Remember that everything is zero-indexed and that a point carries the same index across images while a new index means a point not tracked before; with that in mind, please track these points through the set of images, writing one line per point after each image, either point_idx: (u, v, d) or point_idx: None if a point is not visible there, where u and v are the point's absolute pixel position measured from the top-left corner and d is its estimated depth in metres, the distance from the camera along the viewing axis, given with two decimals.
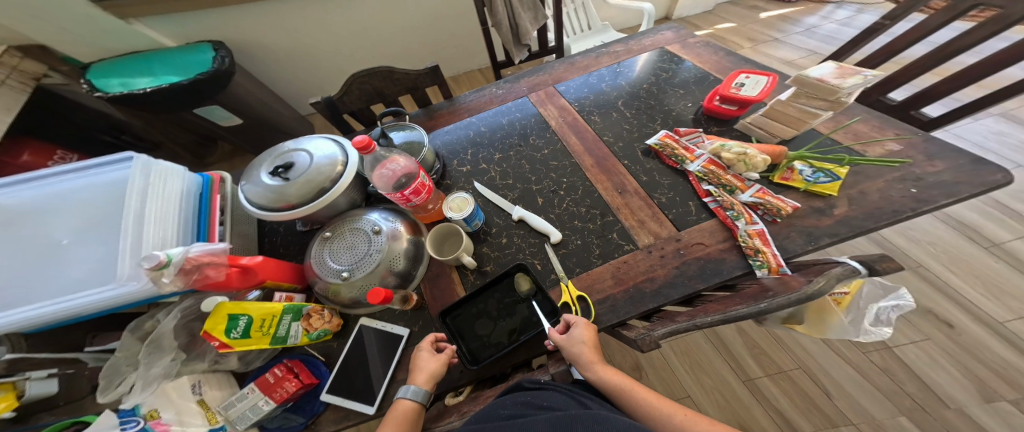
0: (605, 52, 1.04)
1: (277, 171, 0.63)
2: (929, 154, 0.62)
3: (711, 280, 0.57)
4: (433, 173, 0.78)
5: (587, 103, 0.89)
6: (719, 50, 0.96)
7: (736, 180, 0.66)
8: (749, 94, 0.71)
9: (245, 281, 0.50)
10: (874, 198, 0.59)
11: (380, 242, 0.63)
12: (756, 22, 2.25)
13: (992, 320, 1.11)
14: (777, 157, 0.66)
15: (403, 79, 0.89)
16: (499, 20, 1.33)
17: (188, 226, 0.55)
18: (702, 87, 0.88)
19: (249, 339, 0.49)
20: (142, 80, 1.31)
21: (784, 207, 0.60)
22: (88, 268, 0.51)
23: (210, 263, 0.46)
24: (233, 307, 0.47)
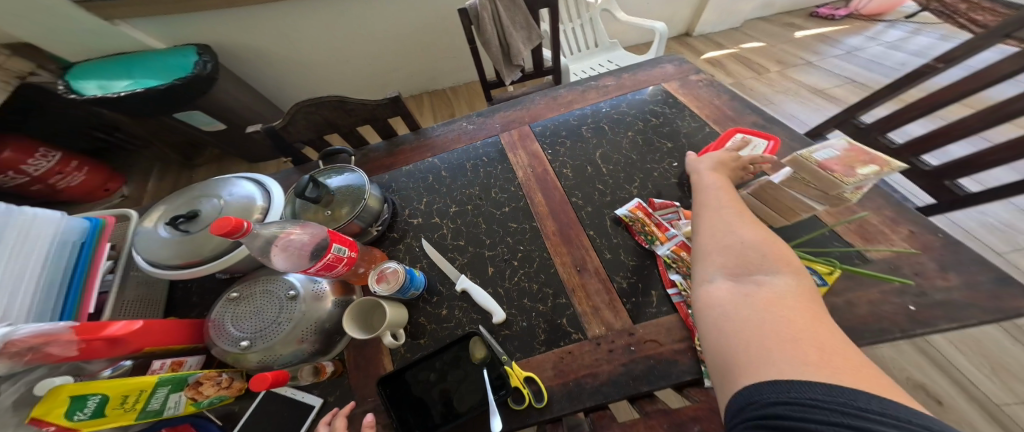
0: (593, 87, 0.90)
1: (177, 221, 0.54)
2: (943, 263, 0.50)
3: (657, 384, 0.48)
4: (379, 223, 0.70)
5: (562, 151, 0.78)
6: (724, 93, 0.82)
7: None
8: None
9: (111, 352, 0.43)
10: (861, 312, 0.48)
11: (293, 309, 0.54)
12: (789, 41, 2.08)
13: (991, 404, 0.96)
14: None
15: (359, 110, 0.80)
16: (487, 38, 1.20)
17: (56, 287, 0.48)
18: (694, 140, 0.75)
19: (106, 418, 0.42)
20: (121, 84, 1.29)
21: None
22: None
23: (50, 341, 0.38)
24: (78, 387, 0.39)
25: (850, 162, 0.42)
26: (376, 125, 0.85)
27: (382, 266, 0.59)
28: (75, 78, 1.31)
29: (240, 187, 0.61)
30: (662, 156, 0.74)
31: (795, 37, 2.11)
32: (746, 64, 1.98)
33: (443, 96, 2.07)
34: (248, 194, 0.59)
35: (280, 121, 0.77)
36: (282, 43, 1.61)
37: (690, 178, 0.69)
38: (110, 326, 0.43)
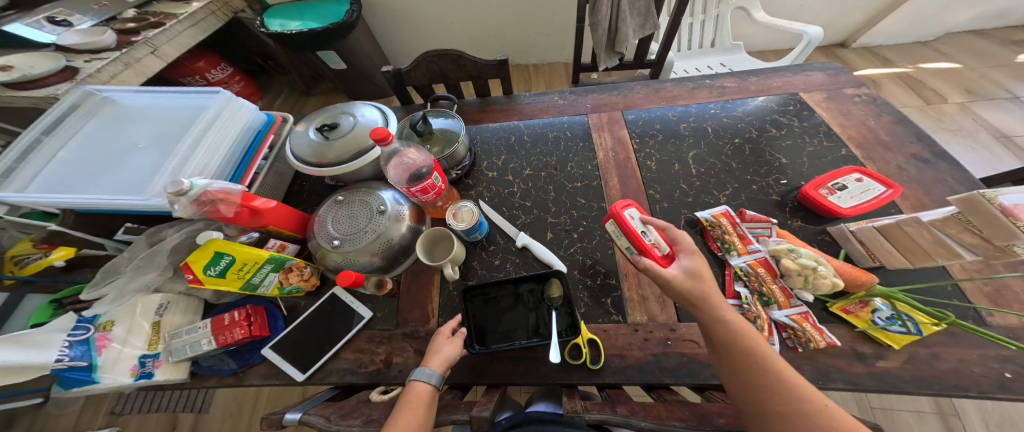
0: (707, 85, 0.84)
1: (322, 128, 0.66)
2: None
3: (681, 380, 0.49)
4: (458, 168, 0.76)
5: (650, 142, 0.76)
6: (878, 115, 0.70)
7: (781, 292, 0.52)
8: (841, 203, 0.57)
9: (251, 221, 0.56)
10: (944, 365, 0.44)
11: (380, 222, 0.63)
12: (998, 67, 1.62)
13: None
14: (855, 285, 0.49)
15: (470, 66, 0.86)
16: (598, 20, 1.21)
17: (235, 156, 0.63)
18: (814, 161, 0.67)
19: (224, 279, 0.56)
20: (294, 23, 1.53)
21: (817, 341, 0.46)
22: (138, 173, 0.63)
23: (223, 199, 0.51)
24: (220, 246, 0.54)
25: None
26: (478, 83, 0.91)
27: (459, 206, 0.65)
28: (268, 18, 1.56)
29: (368, 112, 0.71)
30: (765, 171, 0.67)
31: (990, 68, 1.63)
32: (903, 95, 1.61)
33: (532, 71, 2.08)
34: (374, 120, 0.69)
35: (406, 65, 0.87)
36: (410, 2, 1.73)
37: (796, 200, 0.62)
38: (255, 201, 0.56)
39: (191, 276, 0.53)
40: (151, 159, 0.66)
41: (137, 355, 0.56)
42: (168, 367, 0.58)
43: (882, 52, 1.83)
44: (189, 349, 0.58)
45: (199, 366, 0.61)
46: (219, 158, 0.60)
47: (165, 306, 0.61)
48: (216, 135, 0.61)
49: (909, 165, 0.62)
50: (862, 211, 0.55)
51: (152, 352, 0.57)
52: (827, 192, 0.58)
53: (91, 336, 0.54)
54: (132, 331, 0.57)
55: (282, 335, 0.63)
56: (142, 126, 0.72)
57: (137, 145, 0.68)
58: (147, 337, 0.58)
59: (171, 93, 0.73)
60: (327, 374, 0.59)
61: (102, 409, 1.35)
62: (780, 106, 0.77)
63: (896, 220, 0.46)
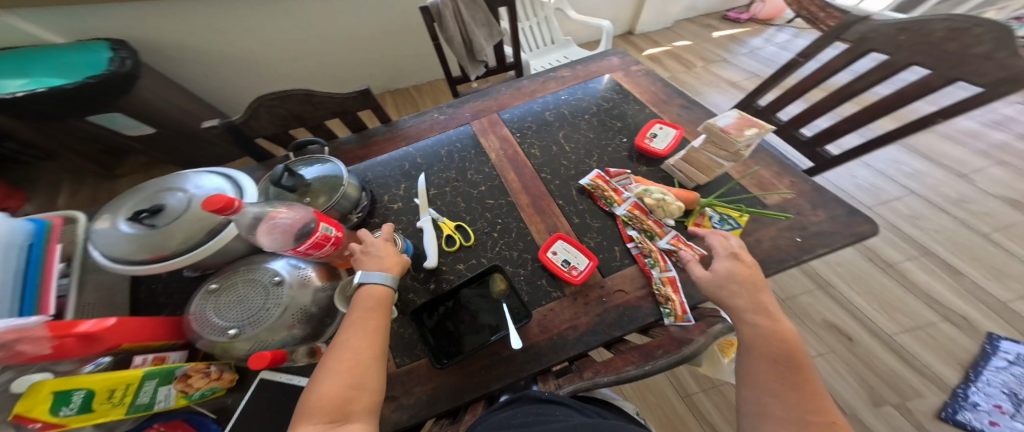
0: (552, 77, 0.99)
1: (141, 217, 0.52)
2: (815, 203, 0.65)
3: (627, 327, 0.58)
4: (359, 210, 0.71)
5: (529, 133, 0.86)
6: (658, 81, 0.94)
7: (656, 225, 0.67)
8: (658, 146, 0.76)
9: (90, 348, 0.42)
10: (765, 247, 0.60)
11: (280, 294, 0.55)
12: (710, 41, 2.35)
13: (886, 335, 1.20)
14: (691, 203, 0.67)
15: (326, 103, 0.81)
16: (450, 34, 1.24)
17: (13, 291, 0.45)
18: (638, 120, 0.86)
19: (92, 413, 0.39)
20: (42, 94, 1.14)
21: (693, 255, 0.61)
22: None
23: (24, 338, 0.35)
24: (61, 384, 0.37)
25: (740, 127, 0.60)
26: (343, 119, 0.87)
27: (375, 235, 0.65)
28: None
29: (206, 181, 0.60)
30: (611, 136, 0.84)
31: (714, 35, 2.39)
32: (680, 62, 2.20)
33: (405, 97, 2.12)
34: (218, 189, 0.59)
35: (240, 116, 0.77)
36: None
37: (632, 150, 0.80)
38: (80, 324, 0.40)
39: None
40: None
41: None
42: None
43: (658, 33, 2.45)
44: None
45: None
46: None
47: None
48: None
49: (688, 110, 0.87)
50: (673, 147, 0.76)
51: None
52: (647, 139, 0.78)
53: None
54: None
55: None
56: None
57: None
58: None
59: None
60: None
61: None
62: (605, 84, 0.96)
63: (687, 151, 0.68)
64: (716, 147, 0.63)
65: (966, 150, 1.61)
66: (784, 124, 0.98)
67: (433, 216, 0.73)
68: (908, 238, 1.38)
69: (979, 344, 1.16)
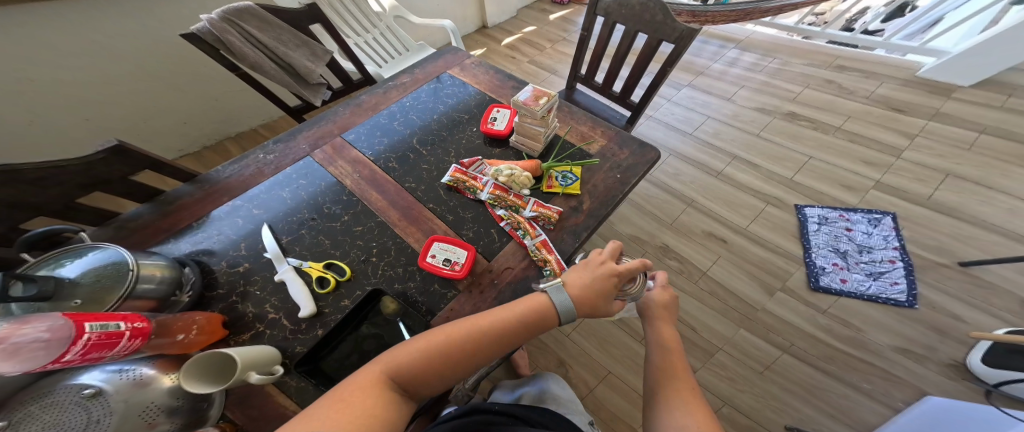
0: (392, 87, 0.97)
1: None
2: (618, 144, 0.80)
3: (522, 299, 0.61)
4: (186, 288, 0.58)
5: (383, 150, 0.82)
6: (490, 69, 1.01)
7: (517, 199, 0.72)
8: (499, 127, 0.82)
9: None
10: (598, 190, 0.72)
11: (107, 399, 0.38)
12: (549, 24, 2.61)
13: (739, 227, 1.56)
14: (537, 170, 0.74)
15: (59, 175, 0.63)
16: (253, 60, 1.05)
17: None
18: (481, 108, 0.91)
19: None
20: None
21: (551, 215, 0.69)
22: None
23: None
24: None
25: (536, 99, 0.70)
26: (108, 189, 0.70)
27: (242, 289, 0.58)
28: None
29: None
30: (459, 130, 0.86)
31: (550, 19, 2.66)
32: (528, 49, 2.41)
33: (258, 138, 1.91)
34: None
35: None
36: None
37: (480, 137, 0.84)
38: None
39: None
40: None
41: None
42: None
43: (503, 26, 2.61)
44: None
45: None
46: None
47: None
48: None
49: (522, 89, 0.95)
50: (510, 126, 0.82)
51: None
52: (490, 123, 0.83)
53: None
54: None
55: None
56: None
57: None
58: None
59: None
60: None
61: None
62: (446, 81, 0.99)
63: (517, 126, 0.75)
64: (530, 119, 0.72)
65: (740, 69, 2.14)
66: (603, 84, 1.16)
67: (296, 263, 0.65)
68: (719, 150, 1.80)
69: (795, 216, 1.58)
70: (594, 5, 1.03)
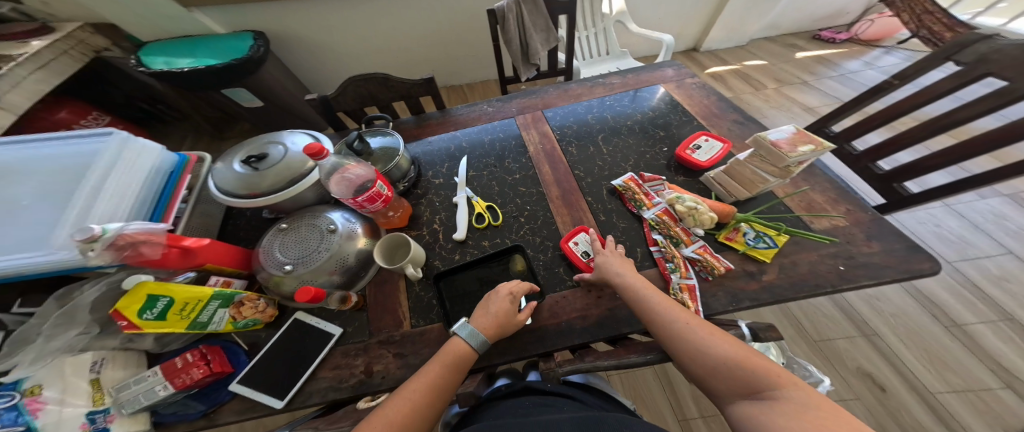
0: (601, 83, 1.01)
1: (249, 160, 0.65)
2: (870, 234, 0.61)
3: (636, 326, 0.57)
4: (405, 181, 0.79)
5: (568, 132, 0.89)
6: (712, 95, 0.93)
7: (683, 233, 0.66)
8: (700, 159, 0.75)
9: (184, 261, 0.54)
10: (803, 270, 0.58)
11: (332, 241, 0.61)
12: (789, 62, 2.19)
13: (924, 389, 1.06)
14: (726, 216, 0.66)
15: (399, 87, 0.93)
16: (510, 37, 1.31)
17: (149, 199, 0.61)
18: (683, 130, 0.86)
19: (164, 321, 0.50)
20: (184, 60, 1.40)
21: (718, 267, 0.59)
22: (32, 229, 0.57)
23: (146, 241, 0.48)
24: (155, 288, 0.47)
25: (795, 142, 0.56)
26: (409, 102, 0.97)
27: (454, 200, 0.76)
28: (145, 55, 1.42)
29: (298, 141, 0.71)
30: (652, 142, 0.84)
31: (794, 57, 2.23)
32: (740, 84, 2.09)
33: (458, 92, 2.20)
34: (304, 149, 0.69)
35: (333, 92, 0.90)
36: (317, 33, 1.72)
37: (672, 159, 0.79)
38: (186, 240, 0.53)
39: (123, 325, 0.46)
40: (46, 210, 0.60)
41: (84, 413, 0.46)
42: (124, 420, 0.49)
43: (721, 54, 2.33)
44: (143, 398, 0.48)
45: (159, 413, 0.52)
46: (131, 202, 0.58)
47: (103, 361, 0.51)
48: (124, 176, 0.59)
49: (740, 126, 0.84)
50: (712, 161, 0.74)
51: (100, 407, 0.48)
52: (689, 150, 0.77)
53: (18, 402, 0.43)
54: (70, 391, 0.46)
55: (248, 368, 0.55)
56: (14, 177, 0.64)
57: (23, 202, 0.61)
58: (89, 395, 0.48)
59: (57, 142, 0.67)
60: (307, 396, 0.53)
61: None
62: (659, 94, 0.96)
63: (729, 164, 0.66)
64: (762, 161, 0.60)
65: None
66: (863, 152, 0.91)
67: (469, 195, 0.78)
68: (991, 302, 1.19)
69: None
70: (940, 54, 0.76)
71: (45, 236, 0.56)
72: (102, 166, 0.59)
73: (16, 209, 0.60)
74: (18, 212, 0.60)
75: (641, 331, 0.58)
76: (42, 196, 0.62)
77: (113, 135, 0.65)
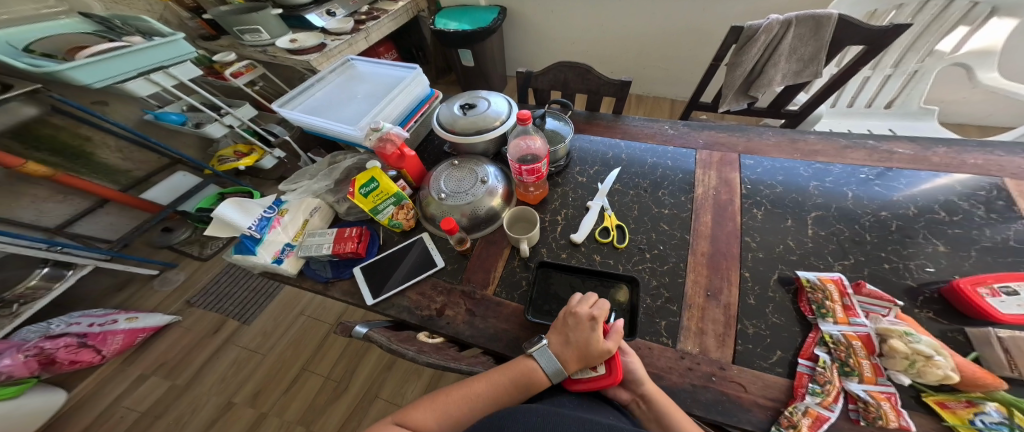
0: (860, 146, 0.73)
1: (464, 107, 0.83)
2: None
3: (713, 416, 0.45)
4: (554, 166, 0.83)
5: (766, 192, 0.69)
6: None
7: (868, 368, 0.44)
8: (1007, 311, 0.45)
9: (396, 162, 0.76)
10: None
11: (479, 190, 0.72)
12: None
13: None
14: (975, 384, 0.40)
15: (593, 81, 0.95)
16: (741, 61, 1.08)
17: (406, 115, 0.87)
18: (1003, 261, 0.52)
19: (366, 199, 0.72)
20: (451, 24, 1.85)
21: (888, 420, 0.40)
22: (352, 113, 0.90)
23: (390, 141, 0.72)
24: (374, 174, 0.71)
25: None
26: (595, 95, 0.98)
27: (591, 203, 0.75)
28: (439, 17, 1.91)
29: (499, 102, 0.85)
30: (907, 252, 0.56)
31: None
32: None
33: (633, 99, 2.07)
34: (499, 111, 0.82)
35: (537, 70, 1.01)
36: (550, 18, 1.91)
37: (939, 292, 0.50)
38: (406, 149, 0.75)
39: (351, 190, 0.72)
40: (361, 105, 0.93)
41: (283, 242, 0.72)
42: (293, 259, 0.73)
43: None
44: (314, 249, 0.72)
45: (308, 266, 0.74)
46: (396, 113, 0.84)
47: (316, 210, 0.80)
48: (403, 97, 0.86)
49: None
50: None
51: (292, 243, 0.74)
52: (988, 292, 0.46)
53: (272, 217, 0.72)
54: (291, 223, 0.75)
55: (372, 260, 0.73)
56: (355, 82, 1.01)
57: (354, 96, 0.96)
58: (296, 230, 0.75)
59: (377, 64, 1.01)
60: (389, 306, 0.66)
61: (182, 297, 1.63)
62: (966, 188, 0.62)
63: None
64: None
65: None
66: None
67: (604, 205, 0.75)
68: None
69: None
70: None
71: (356, 117, 0.88)
72: (398, 87, 0.87)
73: (350, 99, 0.96)
74: (350, 101, 0.96)
75: (717, 424, 0.45)
76: (363, 96, 0.96)
77: (407, 70, 0.95)
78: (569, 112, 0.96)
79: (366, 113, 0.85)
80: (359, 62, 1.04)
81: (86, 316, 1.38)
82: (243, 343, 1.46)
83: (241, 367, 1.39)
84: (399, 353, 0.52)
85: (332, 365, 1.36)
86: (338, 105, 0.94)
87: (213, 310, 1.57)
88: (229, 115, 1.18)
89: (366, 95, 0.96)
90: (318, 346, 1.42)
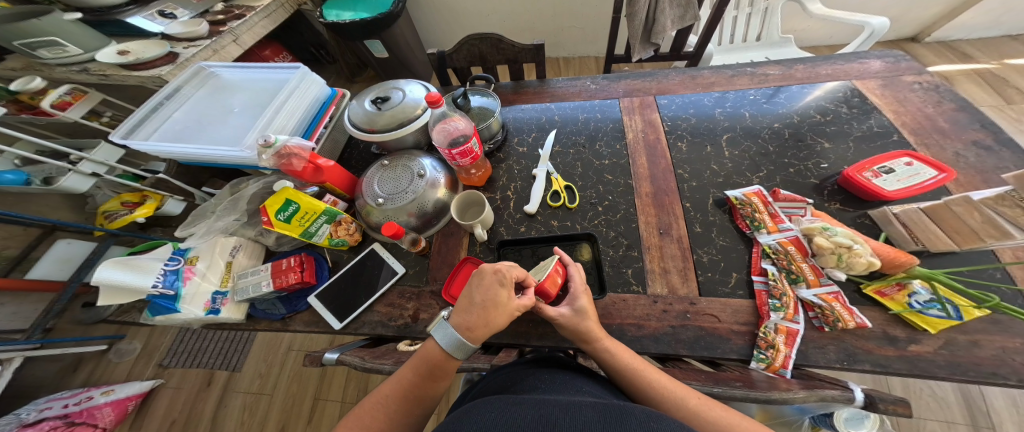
0: (747, 72, 0.83)
1: (376, 101, 0.74)
2: None
3: (698, 351, 0.48)
4: (492, 142, 0.80)
5: (682, 126, 0.76)
6: (935, 105, 0.66)
7: (810, 271, 0.50)
8: (884, 186, 0.54)
9: (314, 177, 0.65)
10: (985, 353, 0.41)
11: (419, 185, 0.66)
12: None
13: None
14: (894, 266, 0.47)
15: (508, 50, 0.92)
16: (635, 11, 1.19)
17: (305, 120, 0.75)
18: (869, 146, 0.64)
19: (289, 225, 0.62)
20: (346, 13, 1.65)
21: (845, 321, 0.45)
22: (234, 130, 0.75)
23: (296, 155, 0.61)
24: (291, 195, 0.60)
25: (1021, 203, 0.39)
26: (516, 65, 0.96)
27: (537, 170, 0.74)
28: (326, 8, 1.68)
29: (414, 89, 0.77)
30: (804, 155, 0.66)
31: None
32: (980, 92, 1.51)
33: (552, 66, 2.10)
34: (417, 98, 0.75)
35: (449, 48, 0.95)
36: None
37: (837, 184, 0.60)
38: (319, 159, 0.65)
39: (266, 219, 0.61)
40: (243, 118, 0.78)
41: (212, 291, 0.59)
42: (232, 306, 0.60)
43: (964, 46, 1.70)
44: (253, 289, 0.60)
45: (255, 309, 0.62)
46: (294, 121, 0.72)
47: (238, 248, 0.65)
48: (296, 101, 0.74)
49: (968, 152, 0.59)
50: (906, 193, 0.53)
51: (223, 289, 0.60)
52: (871, 175, 0.56)
53: (180, 268, 0.58)
54: (211, 268, 0.60)
55: (326, 285, 0.63)
56: (229, 92, 0.85)
57: (233, 110, 0.81)
58: (221, 275, 0.61)
59: (250, 67, 0.84)
60: (360, 325, 0.59)
61: (151, 361, 1.34)
62: (830, 93, 0.74)
63: (945, 200, 0.47)
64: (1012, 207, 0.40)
65: None
66: None
67: (549, 170, 0.74)
68: None
69: None
70: None
71: (242, 135, 0.73)
72: (285, 91, 0.74)
73: (228, 114, 0.80)
74: (228, 117, 0.80)
75: (703, 359, 0.49)
76: (244, 108, 0.80)
77: (291, 69, 0.81)
78: (493, 85, 0.92)
79: (252, 127, 0.71)
80: (220, 68, 0.85)
81: (54, 400, 1.10)
82: (243, 388, 1.25)
83: (247, 417, 1.19)
84: (380, 371, 0.46)
85: (344, 387, 1.20)
86: (214, 124, 0.78)
87: (195, 364, 1.31)
88: (84, 160, 0.84)
89: (248, 106, 0.81)
90: (321, 374, 1.24)
